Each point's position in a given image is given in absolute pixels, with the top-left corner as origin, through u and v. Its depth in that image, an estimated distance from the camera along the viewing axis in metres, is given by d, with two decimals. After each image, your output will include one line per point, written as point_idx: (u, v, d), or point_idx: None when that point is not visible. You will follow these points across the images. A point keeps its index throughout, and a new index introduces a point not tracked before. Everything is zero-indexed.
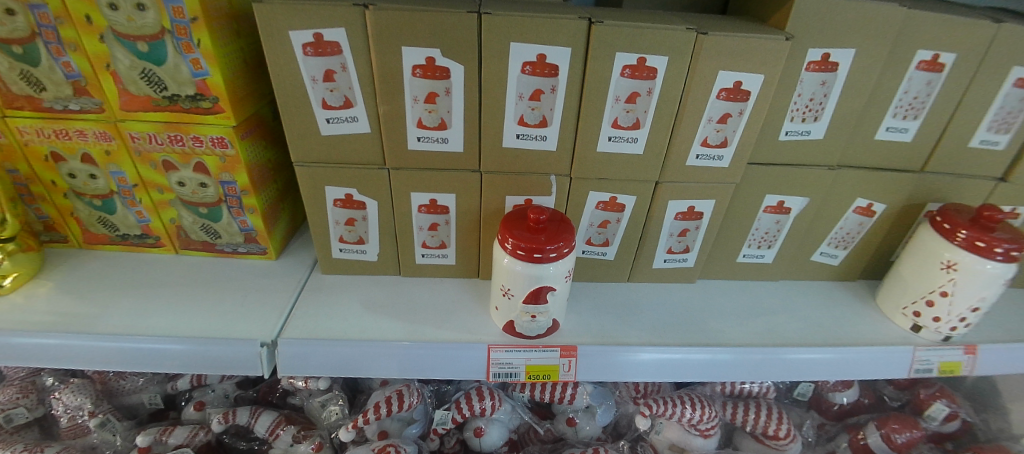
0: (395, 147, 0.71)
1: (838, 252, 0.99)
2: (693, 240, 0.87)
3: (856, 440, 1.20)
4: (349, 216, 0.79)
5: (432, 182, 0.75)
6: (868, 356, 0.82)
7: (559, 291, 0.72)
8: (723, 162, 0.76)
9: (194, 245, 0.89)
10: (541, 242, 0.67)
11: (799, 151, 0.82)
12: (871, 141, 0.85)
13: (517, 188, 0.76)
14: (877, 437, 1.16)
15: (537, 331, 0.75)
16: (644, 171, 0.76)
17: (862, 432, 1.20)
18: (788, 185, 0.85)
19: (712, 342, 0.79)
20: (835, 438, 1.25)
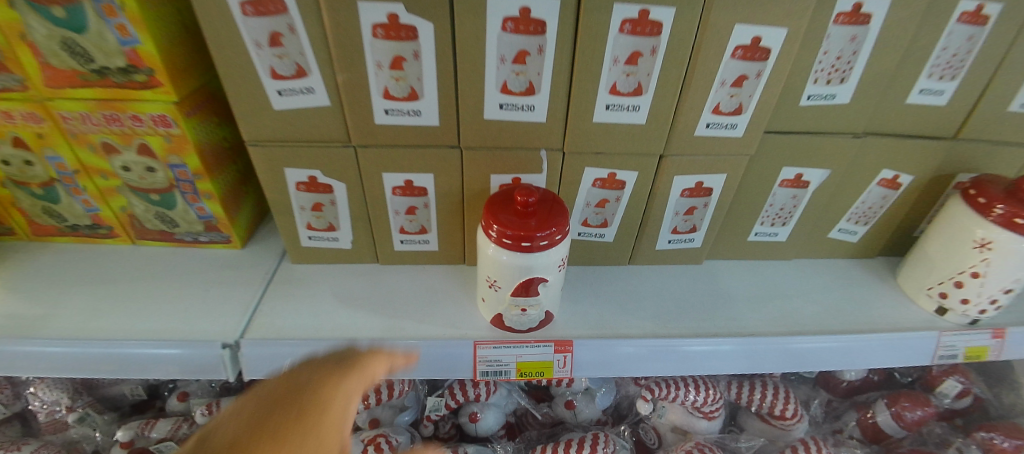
0: (360, 123, 0.62)
1: (857, 228, 0.91)
2: (701, 219, 0.78)
3: (865, 419, 1.16)
4: (316, 200, 0.70)
5: (406, 160, 0.66)
6: (890, 342, 0.75)
7: (551, 283, 0.64)
8: (736, 131, 0.67)
9: (151, 235, 0.81)
10: (530, 227, 0.59)
11: (820, 117, 0.73)
12: (906, 105, 0.75)
13: (504, 165, 0.67)
14: (887, 416, 1.12)
15: (529, 324, 0.68)
16: (646, 143, 0.67)
17: (871, 410, 1.16)
18: (807, 155, 0.76)
19: (720, 332, 0.73)
20: (842, 416, 1.21)
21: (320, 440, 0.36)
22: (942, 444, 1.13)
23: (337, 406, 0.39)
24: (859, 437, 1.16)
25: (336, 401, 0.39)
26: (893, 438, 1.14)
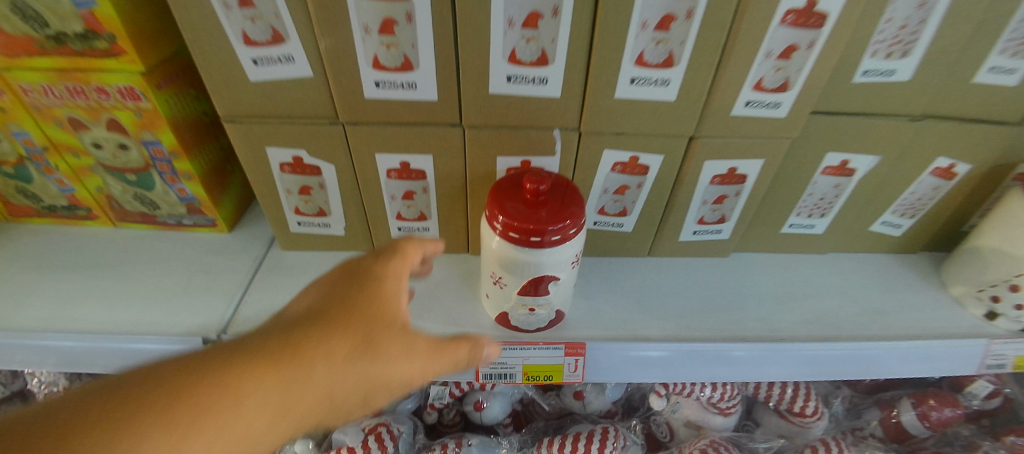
0: (348, 97, 0.54)
1: (902, 221, 0.81)
2: (731, 209, 0.71)
3: (888, 418, 1.09)
4: (303, 183, 0.63)
5: (401, 140, 0.58)
6: (935, 350, 0.68)
7: (563, 281, 0.58)
8: (780, 110, 0.58)
9: (131, 217, 0.76)
10: (539, 220, 0.52)
11: (875, 96, 0.63)
12: (972, 83, 0.63)
13: (511, 147, 0.60)
14: (911, 416, 1.05)
15: (536, 324, 0.62)
16: (674, 124, 0.58)
17: (895, 409, 1.09)
18: (856, 139, 0.67)
19: (746, 336, 0.66)
20: (863, 414, 1.14)
21: (373, 314, 0.43)
22: (968, 447, 1.06)
23: (389, 286, 0.46)
24: (880, 437, 1.10)
25: (387, 281, 0.46)
26: (915, 438, 1.07)
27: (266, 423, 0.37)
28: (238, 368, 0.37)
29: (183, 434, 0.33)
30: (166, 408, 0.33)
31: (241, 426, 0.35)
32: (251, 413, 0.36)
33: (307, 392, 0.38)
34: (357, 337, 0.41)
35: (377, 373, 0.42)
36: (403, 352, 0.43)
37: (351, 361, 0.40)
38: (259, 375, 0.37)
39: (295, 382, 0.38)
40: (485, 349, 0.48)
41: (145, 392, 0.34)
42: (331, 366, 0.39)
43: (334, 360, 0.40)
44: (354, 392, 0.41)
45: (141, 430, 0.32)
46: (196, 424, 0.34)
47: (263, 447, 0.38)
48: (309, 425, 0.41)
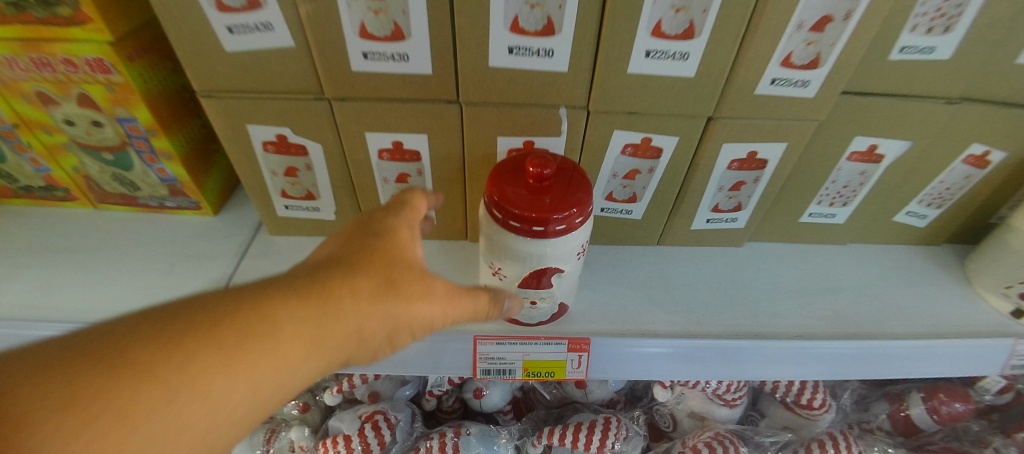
0: (334, 69, 0.49)
1: (928, 212, 0.76)
2: (748, 196, 0.66)
3: (897, 411, 1.06)
4: (289, 164, 0.59)
5: (392, 117, 0.54)
6: (959, 349, 0.64)
7: (567, 273, 0.54)
8: (809, 90, 0.53)
9: (112, 198, 0.72)
10: (543, 208, 0.47)
11: (912, 76, 0.57)
12: (1019, 62, 0.57)
13: (513, 126, 0.55)
14: (921, 410, 1.02)
15: (538, 318, 0.58)
16: (692, 103, 0.53)
17: (904, 402, 1.05)
18: (887, 122, 0.62)
19: (759, 332, 0.62)
20: (871, 407, 1.11)
21: (394, 256, 0.42)
22: (977, 442, 1.02)
23: (405, 232, 0.45)
24: (887, 429, 1.07)
25: (403, 228, 0.45)
26: (925, 432, 1.04)
27: (305, 354, 0.36)
28: (274, 297, 0.35)
29: (229, 358, 0.31)
30: (209, 331, 0.31)
31: (283, 353, 0.34)
32: (293, 342, 0.34)
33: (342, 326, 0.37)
34: (384, 275, 0.41)
35: (404, 311, 0.41)
36: (427, 292, 0.43)
37: (377, 299, 0.39)
38: (296, 305, 0.35)
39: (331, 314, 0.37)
40: (509, 301, 0.50)
41: (181, 316, 0.32)
42: (363, 301, 0.39)
43: (360, 296, 0.39)
44: (378, 330, 0.40)
45: (188, 351, 0.30)
46: (241, 349, 0.32)
47: (299, 380, 0.36)
48: (337, 362, 0.40)
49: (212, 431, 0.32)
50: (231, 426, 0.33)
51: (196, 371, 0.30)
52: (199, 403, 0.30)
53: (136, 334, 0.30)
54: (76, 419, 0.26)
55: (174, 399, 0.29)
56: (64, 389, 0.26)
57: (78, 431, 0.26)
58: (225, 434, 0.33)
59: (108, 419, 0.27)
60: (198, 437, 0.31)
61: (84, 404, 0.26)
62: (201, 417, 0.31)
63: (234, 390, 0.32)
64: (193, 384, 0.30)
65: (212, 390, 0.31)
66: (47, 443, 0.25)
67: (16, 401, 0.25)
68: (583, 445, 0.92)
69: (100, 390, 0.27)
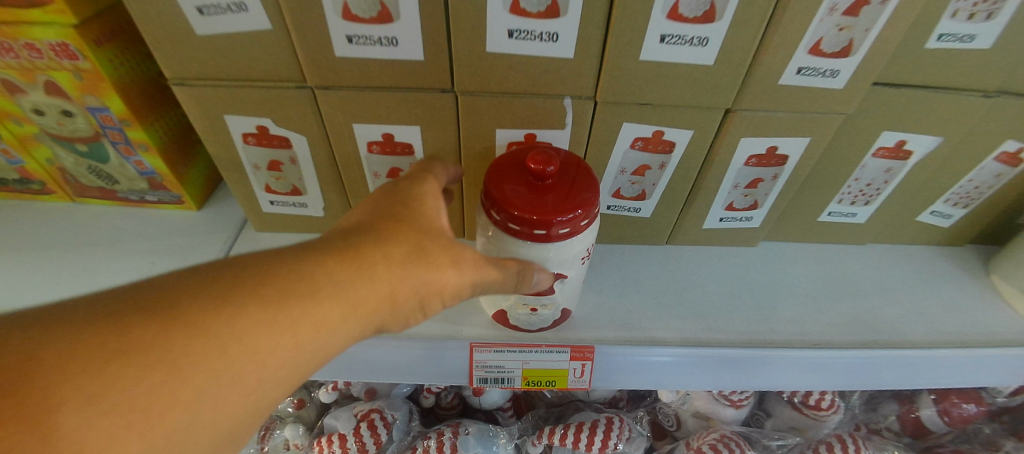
0: (316, 54, 0.45)
1: (954, 211, 0.71)
2: (765, 193, 0.61)
3: (906, 412, 0.95)
4: (271, 157, 0.55)
5: (382, 108, 0.49)
6: (986, 358, 0.60)
7: (569, 279, 0.50)
8: (837, 81, 0.48)
9: (91, 192, 0.68)
10: (546, 210, 0.43)
11: (950, 66, 0.52)
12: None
13: (513, 118, 0.50)
14: (932, 412, 0.91)
15: (539, 324, 0.55)
16: (708, 93, 0.49)
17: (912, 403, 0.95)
18: (919, 116, 0.57)
19: (773, 340, 0.59)
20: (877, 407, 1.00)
21: (426, 221, 0.40)
22: (989, 447, 0.91)
23: (435, 200, 0.43)
24: (896, 431, 0.97)
25: (432, 196, 0.43)
26: (935, 434, 0.93)
27: (348, 318, 0.33)
28: (314, 257, 0.33)
29: (272, 317, 0.29)
30: (251, 290, 0.30)
31: (325, 316, 0.32)
32: (335, 304, 0.32)
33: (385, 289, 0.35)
34: (424, 240, 0.38)
35: (447, 278, 0.38)
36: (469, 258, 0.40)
37: (412, 264, 0.36)
38: (337, 266, 0.33)
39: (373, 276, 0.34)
40: (537, 274, 0.46)
41: (224, 274, 0.30)
42: (404, 266, 0.36)
43: (394, 259, 0.36)
44: (415, 297, 0.37)
45: (232, 308, 0.28)
46: (284, 309, 0.30)
47: (332, 349, 0.33)
48: (377, 331, 0.37)
49: (258, 395, 0.30)
50: (276, 391, 0.31)
51: (240, 329, 0.28)
52: (245, 363, 0.28)
53: (183, 291, 0.28)
54: (127, 371, 0.24)
55: (220, 356, 0.27)
56: (113, 340, 0.25)
57: (127, 384, 0.24)
58: (269, 400, 0.31)
59: (159, 374, 0.25)
60: (244, 400, 0.29)
61: (134, 356, 0.25)
62: (247, 378, 0.29)
63: (279, 352, 0.30)
64: (239, 342, 0.28)
65: (257, 350, 0.29)
66: (100, 396, 0.24)
67: (67, 350, 0.24)
68: (584, 445, 0.87)
69: (148, 344, 0.25)
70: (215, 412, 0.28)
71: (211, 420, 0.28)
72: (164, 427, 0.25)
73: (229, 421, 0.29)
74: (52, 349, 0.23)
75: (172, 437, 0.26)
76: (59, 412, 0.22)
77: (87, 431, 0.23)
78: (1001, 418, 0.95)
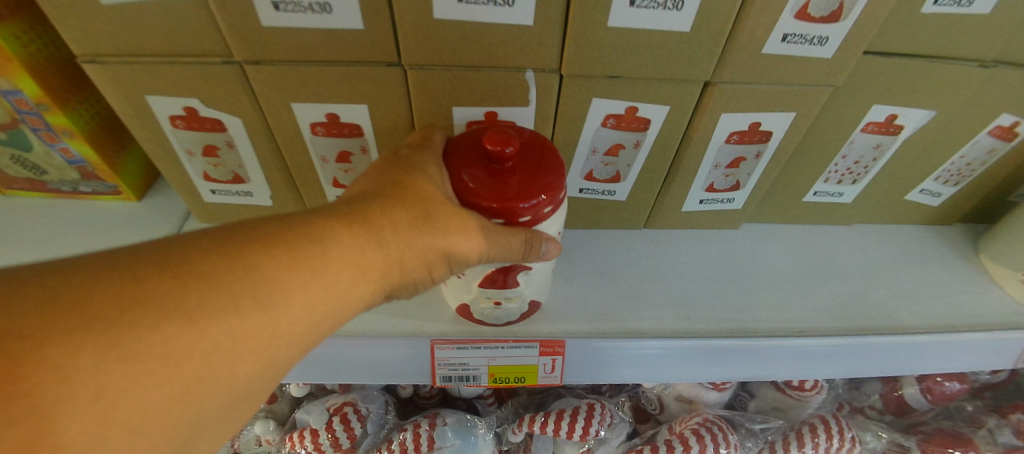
0: (238, 23, 0.39)
1: (943, 189, 0.68)
2: (747, 173, 0.58)
3: (889, 391, 0.92)
4: (206, 141, 0.50)
5: (322, 85, 0.44)
6: (973, 342, 0.58)
7: (535, 271, 0.46)
8: (825, 49, 0.44)
9: (18, 184, 0.61)
10: (511, 196, 0.39)
11: (947, 33, 0.48)
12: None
13: (470, 94, 0.46)
14: (915, 390, 0.89)
15: (505, 319, 0.51)
16: (684, 64, 0.44)
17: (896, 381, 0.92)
18: (912, 87, 0.52)
19: (754, 329, 0.56)
20: (860, 385, 0.96)
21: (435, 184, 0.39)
22: (971, 423, 0.87)
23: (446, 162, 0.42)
24: (878, 409, 0.94)
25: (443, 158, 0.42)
26: (917, 411, 0.91)
27: (356, 279, 0.34)
28: (324, 218, 0.34)
29: (284, 274, 0.30)
30: (262, 249, 0.31)
31: (333, 276, 0.33)
32: (344, 264, 0.33)
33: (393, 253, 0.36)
34: (426, 205, 0.37)
35: (452, 246, 0.37)
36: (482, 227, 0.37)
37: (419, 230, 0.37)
38: (347, 229, 0.34)
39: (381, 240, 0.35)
40: (548, 244, 0.41)
41: (234, 234, 0.31)
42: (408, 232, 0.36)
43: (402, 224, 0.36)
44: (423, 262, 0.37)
45: (244, 265, 0.29)
46: (295, 268, 0.31)
47: (346, 311, 0.34)
48: (387, 296, 0.38)
49: (273, 352, 0.31)
50: (287, 352, 0.32)
51: (254, 285, 0.29)
52: (259, 320, 0.29)
53: (193, 249, 0.29)
54: (144, 320, 0.25)
55: (234, 311, 0.28)
56: (130, 290, 0.26)
57: (145, 331, 0.25)
58: (278, 361, 0.32)
59: (174, 325, 0.26)
60: (260, 356, 0.30)
61: (153, 306, 0.26)
62: (261, 335, 0.30)
63: (291, 311, 0.31)
64: (252, 298, 0.29)
65: (270, 308, 0.30)
66: (116, 343, 0.24)
67: (86, 298, 0.25)
68: (566, 433, 0.83)
69: (163, 295, 0.26)
70: (230, 365, 0.29)
71: (226, 372, 0.28)
72: (183, 374, 0.26)
73: (245, 375, 0.30)
74: (71, 297, 0.24)
75: (190, 386, 0.27)
76: (76, 356, 0.23)
77: (105, 377, 0.24)
78: (983, 394, 0.93)
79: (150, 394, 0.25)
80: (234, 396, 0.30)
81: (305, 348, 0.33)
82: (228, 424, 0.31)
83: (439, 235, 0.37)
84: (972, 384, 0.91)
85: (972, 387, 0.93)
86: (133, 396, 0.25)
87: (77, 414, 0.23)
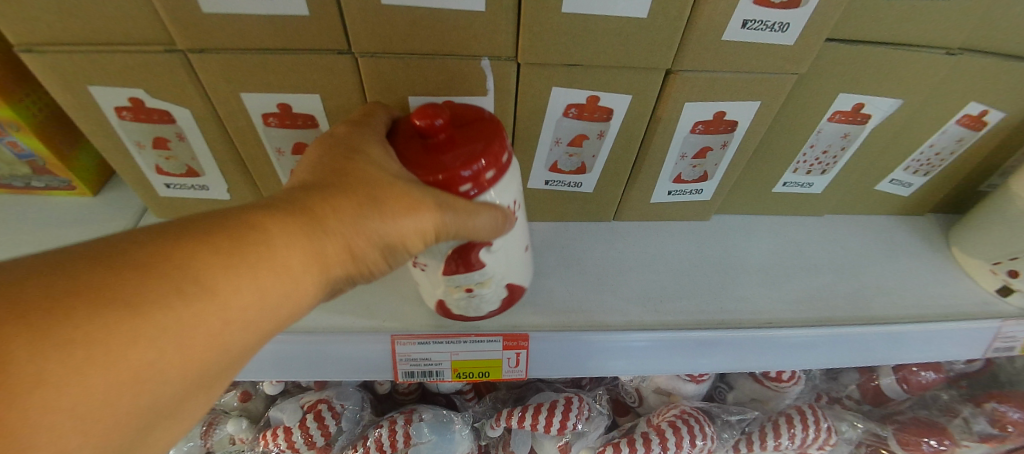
0: (177, 11, 0.37)
1: (913, 179, 0.68)
2: (714, 164, 0.57)
3: (867, 381, 0.92)
4: (155, 133, 0.49)
5: (272, 74, 0.43)
6: (944, 331, 0.58)
7: (498, 249, 0.43)
8: (786, 35, 0.43)
9: None
10: (450, 168, 0.35)
11: (912, 19, 0.47)
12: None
13: (425, 83, 0.45)
14: (892, 380, 0.88)
15: (486, 307, 0.49)
16: (644, 52, 0.43)
17: (874, 371, 0.91)
18: (878, 75, 0.52)
19: (723, 321, 0.55)
20: (840, 375, 0.95)
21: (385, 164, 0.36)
22: (946, 412, 0.87)
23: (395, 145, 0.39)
24: (856, 399, 0.94)
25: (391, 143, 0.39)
26: (893, 401, 0.90)
27: (308, 265, 0.31)
28: (263, 209, 0.31)
29: (227, 261, 0.28)
30: (201, 237, 0.28)
31: (283, 262, 0.30)
32: (293, 249, 0.30)
33: (348, 234, 0.32)
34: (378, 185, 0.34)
35: (411, 228, 0.34)
36: (445, 203, 0.34)
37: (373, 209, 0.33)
38: (293, 214, 0.31)
39: (335, 224, 0.32)
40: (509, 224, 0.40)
41: (168, 227, 0.28)
42: (359, 213, 0.33)
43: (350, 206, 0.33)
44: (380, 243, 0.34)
45: (185, 250, 0.27)
46: (238, 254, 0.28)
47: (303, 294, 0.32)
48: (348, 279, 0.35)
49: (225, 337, 0.28)
50: (245, 335, 0.29)
51: (198, 270, 0.26)
52: (206, 306, 0.26)
53: (126, 244, 0.26)
54: (83, 308, 0.23)
55: (177, 295, 0.25)
56: (64, 283, 0.23)
57: (84, 320, 0.22)
58: (236, 347, 0.29)
59: (114, 314, 0.23)
60: (212, 342, 0.27)
61: (90, 295, 0.23)
62: (211, 322, 0.27)
63: (239, 294, 0.28)
64: (195, 282, 0.26)
65: (216, 293, 0.27)
66: (54, 332, 0.22)
67: (17, 296, 0.22)
68: (543, 428, 0.82)
69: (98, 286, 0.23)
70: (182, 352, 0.25)
71: (179, 359, 0.25)
72: (131, 361, 0.23)
73: (198, 363, 0.27)
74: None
75: (140, 372, 0.24)
76: (8, 345, 0.20)
77: (43, 365, 0.21)
78: (959, 384, 0.93)
79: (96, 381, 0.22)
80: (190, 384, 0.27)
81: (261, 334, 0.30)
82: (182, 416, 0.28)
83: (395, 214, 0.33)
84: (948, 373, 0.91)
85: (949, 377, 0.93)
86: (75, 384, 0.22)
87: (15, 403, 0.20)
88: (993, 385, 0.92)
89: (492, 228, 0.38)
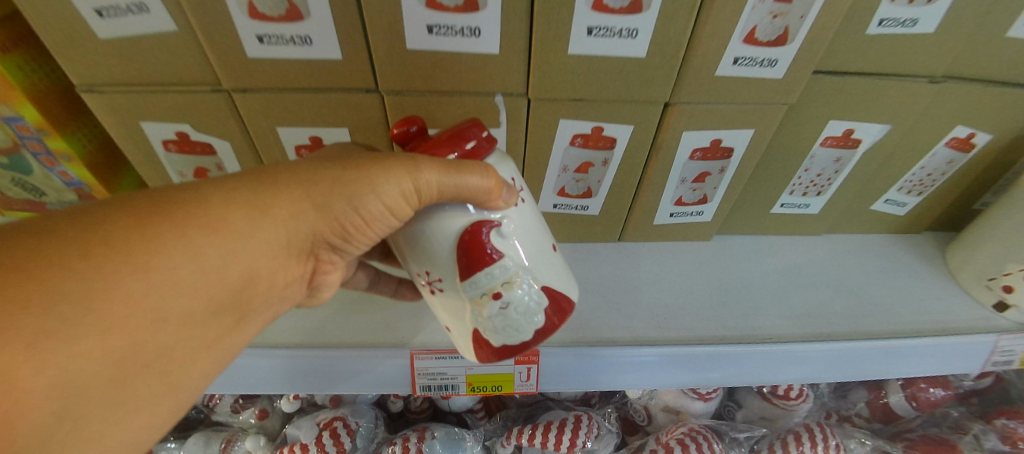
0: (226, 57, 0.42)
1: (907, 199, 0.71)
2: (713, 187, 0.61)
3: (876, 398, 0.92)
4: (197, 164, 0.54)
5: (307, 111, 0.48)
6: (944, 346, 0.59)
7: (509, 230, 0.37)
8: (775, 70, 0.47)
9: (19, 206, 0.64)
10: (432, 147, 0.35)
11: (893, 53, 0.51)
12: (1004, 38, 0.52)
13: (444, 118, 0.49)
14: (900, 397, 0.89)
15: (529, 327, 0.38)
16: (643, 86, 0.47)
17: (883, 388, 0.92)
18: (864, 103, 0.56)
19: (725, 336, 0.58)
20: (848, 392, 0.96)
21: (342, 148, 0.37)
22: (957, 429, 0.88)
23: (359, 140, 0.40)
24: (865, 417, 0.94)
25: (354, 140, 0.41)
26: (903, 418, 0.90)
27: (251, 221, 0.31)
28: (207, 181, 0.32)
29: (154, 220, 0.28)
30: (132, 205, 0.28)
31: (217, 217, 0.30)
32: (229, 206, 0.30)
33: (315, 196, 0.33)
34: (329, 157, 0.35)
35: (375, 182, 0.33)
36: (419, 161, 0.33)
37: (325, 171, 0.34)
38: (240, 180, 0.32)
39: (301, 189, 0.33)
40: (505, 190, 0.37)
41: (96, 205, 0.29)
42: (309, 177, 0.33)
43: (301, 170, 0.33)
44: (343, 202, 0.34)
45: (106, 217, 0.27)
46: (166, 212, 0.28)
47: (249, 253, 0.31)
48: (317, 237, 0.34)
49: (155, 303, 0.27)
50: (178, 300, 0.28)
51: (118, 232, 0.27)
52: (124, 264, 0.26)
53: (56, 221, 0.27)
54: None
55: (81, 256, 0.25)
56: None
57: None
58: (172, 314, 0.28)
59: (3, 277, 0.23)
60: (138, 307, 0.26)
61: None
62: (131, 281, 0.26)
63: (168, 250, 0.27)
64: (108, 244, 0.26)
65: (135, 255, 0.27)
66: None
67: None
68: (553, 446, 0.83)
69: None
70: (93, 316, 0.25)
71: (90, 325, 0.25)
72: (24, 327, 0.23)
73: (120, 335, 0.26)
74: None
75: (36, 340, 0.23)
76: None
77: None
78: (970, 401, 0.93)
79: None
80: (116, 362, 0.26)
81: (202, 299, 0.29)
82: (126, 404, 0.28)
83: (365, 176, 0.33)
84: (958, 390, 0.91)
85: (959, 394, 0.93)
86: None
87: None
88: (1003, 402, 0.92)
89: (484, 191, 0.34)
